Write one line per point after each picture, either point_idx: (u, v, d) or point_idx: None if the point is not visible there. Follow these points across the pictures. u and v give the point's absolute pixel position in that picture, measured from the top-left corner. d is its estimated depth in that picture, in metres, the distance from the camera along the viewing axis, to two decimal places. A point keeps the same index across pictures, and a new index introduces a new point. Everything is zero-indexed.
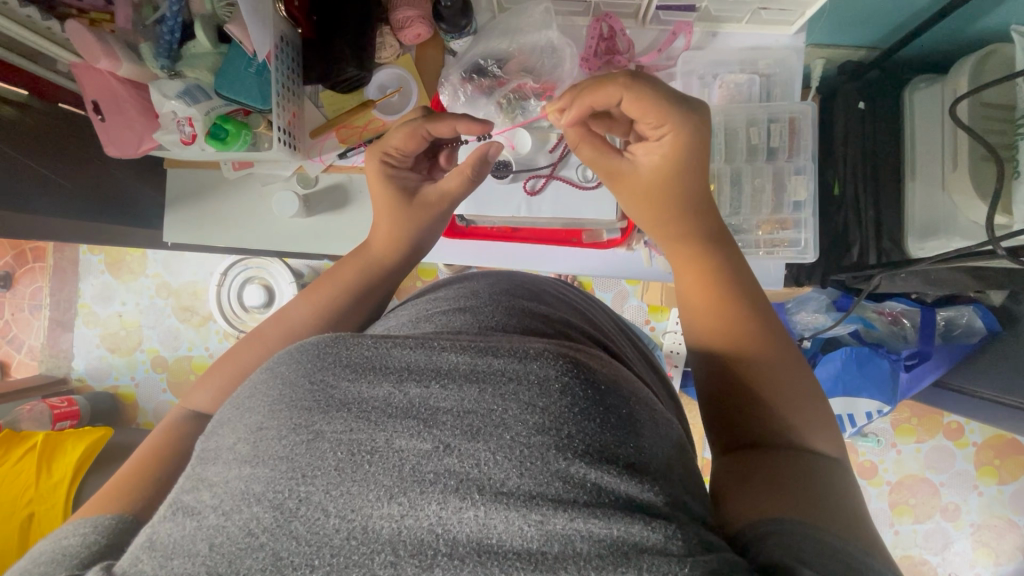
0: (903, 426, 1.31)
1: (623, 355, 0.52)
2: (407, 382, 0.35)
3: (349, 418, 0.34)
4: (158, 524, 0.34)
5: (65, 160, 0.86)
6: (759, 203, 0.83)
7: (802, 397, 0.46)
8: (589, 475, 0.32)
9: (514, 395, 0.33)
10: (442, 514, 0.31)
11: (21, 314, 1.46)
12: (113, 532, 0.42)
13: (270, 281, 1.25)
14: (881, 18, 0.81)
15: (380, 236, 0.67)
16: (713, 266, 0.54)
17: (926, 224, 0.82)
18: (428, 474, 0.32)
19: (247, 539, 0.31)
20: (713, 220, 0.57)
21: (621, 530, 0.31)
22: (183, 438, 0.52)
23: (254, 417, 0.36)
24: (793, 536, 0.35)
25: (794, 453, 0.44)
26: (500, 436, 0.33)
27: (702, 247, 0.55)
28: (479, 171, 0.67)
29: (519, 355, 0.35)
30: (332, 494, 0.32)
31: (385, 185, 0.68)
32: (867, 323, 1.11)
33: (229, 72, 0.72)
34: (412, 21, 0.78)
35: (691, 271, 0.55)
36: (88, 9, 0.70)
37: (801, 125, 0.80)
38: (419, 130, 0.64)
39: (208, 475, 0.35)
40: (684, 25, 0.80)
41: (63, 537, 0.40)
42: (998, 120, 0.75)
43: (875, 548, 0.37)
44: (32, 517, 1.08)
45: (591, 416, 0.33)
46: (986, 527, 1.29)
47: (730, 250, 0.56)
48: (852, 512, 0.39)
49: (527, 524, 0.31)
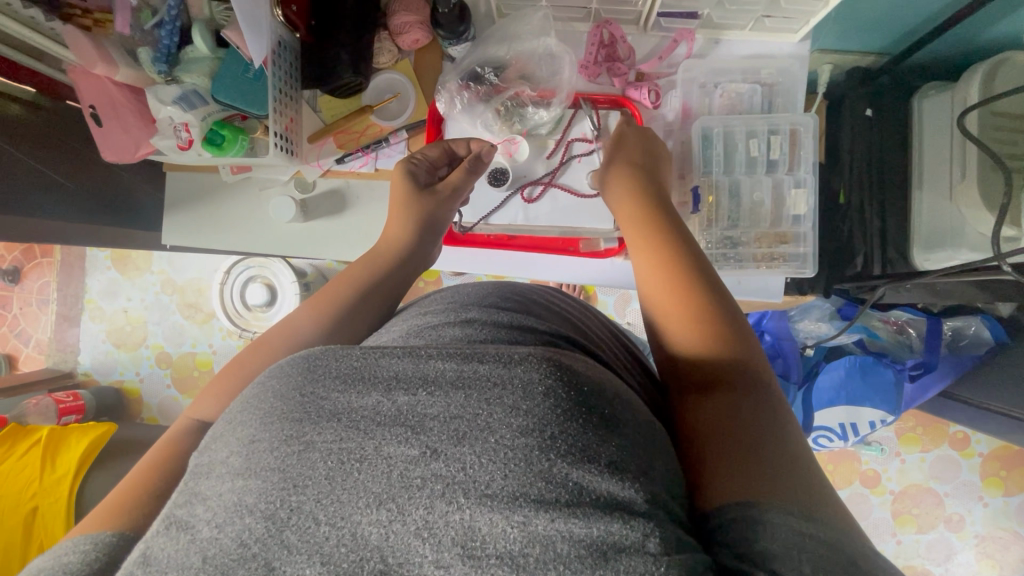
0: (907, 435, 1.29)
1: (619, 368, 0.51)
2: (395, 392, 0.35)
3: (339, 428, 0.34)
4: (151, 539, 0.34)
5: (66, 159, 0.86)
6: (759, 214, 0.82)
7: (767, 376, 0.47)
8: (571, 474, 0.32)
9: (499, 400, 0.33)
10: (429, 519, 0.31)
11: (28, 309, 1.48)
12: (113, 549, 0.40)
13: (273, 279, 1.25)
14: (888, 24, 0.80)
15: (387, 236, 0.70)
16: (677, 265, 0.55)
17: (933, 235, 0.80)
18: (415, 479, 0.32)
19: (240, 550, 0.31)
20: (676, 221, 0.61)
21: (601, 529, 0.31)
22: (181, 450, 0.50)
23: (247, 430, 0.35)
24: (772, 525, 0.34)
25: (765, 417, 0.42)
26: (485, 440, 0.32)
27: (666, 251, 0.57)
28: (474, 168, 0.75)
29: (504, 360, 0.35)
30: (322, 503, 0.31)
31: (398, 172, 0.73)
32: (872, 332, 1.09)
33: (226, 78, 0.72)
34: (411, 27, 0.78)
35: (658, 272, 0.55)
36: (93, 9, 0.69)
37: (802, 137, 0.79)
38: (443, 142, 0.77)
39: (203, 489, 0.35)
40: (685, 32, 0.80)
41: (63, 554, 0.39)
42: (1009, 130, 0.72)
43: (851, 526, 0.36)
44: (35, 511, 1.09)
45: (574, 417, 0.33)
46: (990, 539, 1.28)
47: (693, 249, 0.57)
48: (830, 495, 0.38)
49: (510, 526, 0.30)
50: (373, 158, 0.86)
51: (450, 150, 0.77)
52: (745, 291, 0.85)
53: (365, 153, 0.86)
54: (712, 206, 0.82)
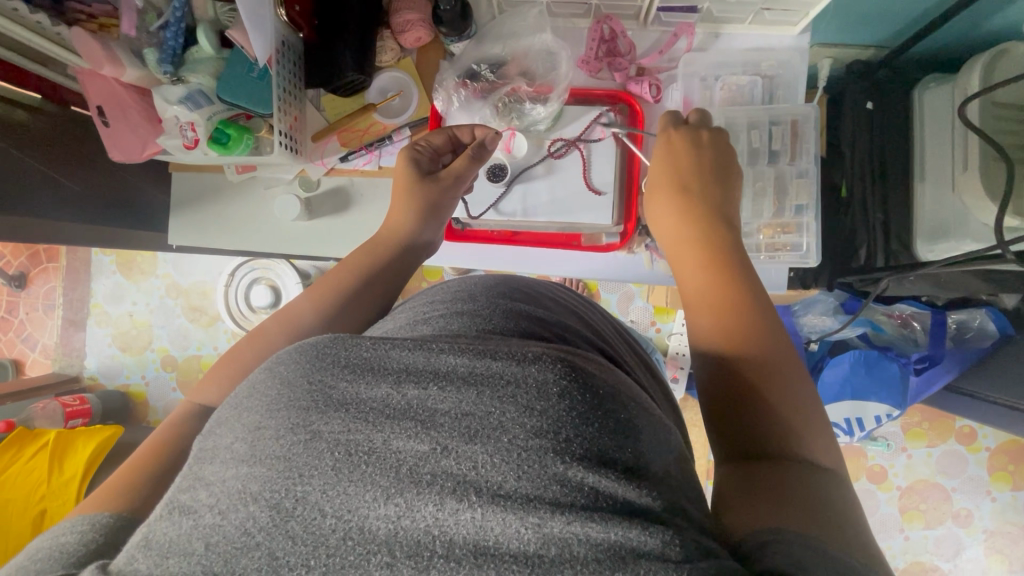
0: (913, 430, 1.29)
1: (624, 362, 0.51)
2: (406, 384, 0.35)
3: (347, 419, 0.34)
4: (154, 524, 0.34)
5: (71, 163, 0.87)
6: (762, 206, 0.81)
7: (793, 383, 0.48)
8: (586, 478, 0.32)
9: (512, 398, 0.33)
10: (439, 516, 0.31)
11: (35, 314, 1.49)
12: (111, 531, 0.41)
13: (277, 281, 1.26)
14: (887, 17, 0.81)
15: (389, 220, 0.71)
16: (721, 269, 0.57)
17: (936, 226, 0.80)
18: (425, 475, 0.32)
19: (243, 539, 0.31)
20: (731, 237, 0.60)
21: (618, 534, 0.31)
22: (183, 437, 0.51)
23: (253, 417, 0.36)
24: (788, 542, 0.34)
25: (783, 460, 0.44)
26: (498, 439, 0.32)
27: (711, 254, 0.58)
28: (477, 155, 0.73)
29: (518, 358, 0.35)
30: (328, 495, 0.31)
31: (401, 161, 0.73)
32: (876, 326, 1.09)
33: (231, 77, 0.74)
34: (413, 25, 0.79)
35: (702, 269, 0.58)
36: (98, 15, 0.70)
37: (803, 129, 0.79)
38: (448, 129, 0.76)
39: (206, 474, 0.35)
40: (685, 27, 0.81)
41: (60, 535, 0.39)
42: (1009, 121, 0.72)
43: (864, 552, 0.36)
44: (43, 512, 1.12)
45: (590, 421, 0.33)
46: (998, 534, 1.27)
47: (741, 262, 0.58)
48: (842, 516, 0.39)
49: (524, 527, 0.30)
50: (376, 155, 0.87)
51: (455, 137, 0.76)
52: None
53: (368, 152, 0.86)
54: None
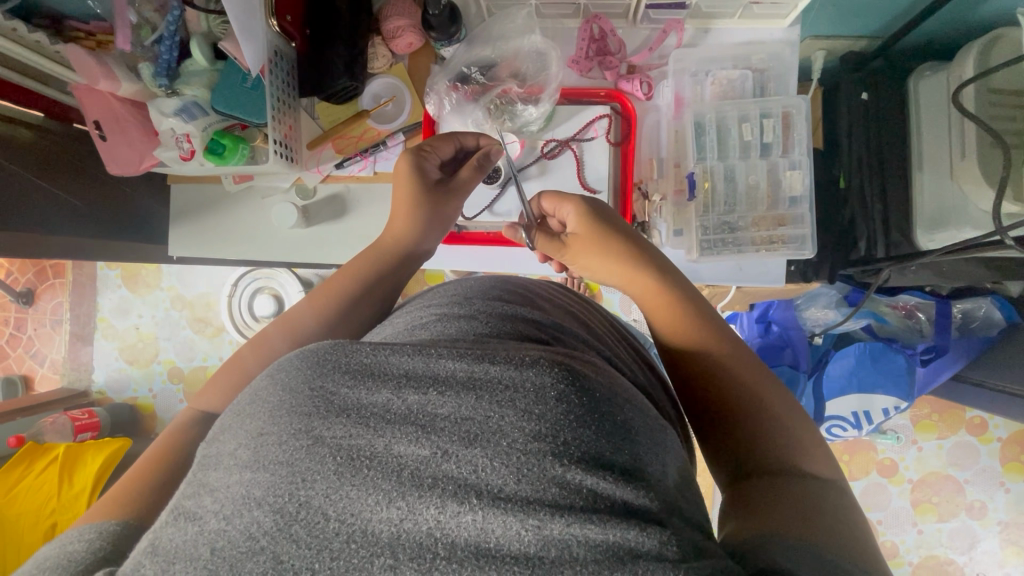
0: (923, 422, 1.28)
1: (621, 362, 0.51)
2: (406, 390, 0.35)
3: (348, 424, 0.34)
4: (159, 530, 0.34)
5: (72, 179, 0.88)
6: (756, 198, 0.82)
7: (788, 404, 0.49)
8: (585, 480, 0.32)
9: (511, 402, 0.34)
10: (441, 519, 0.31)
11: (42, 329, 1.50)
12: (118, 538, 0.41)
13: (280, 290, 1.27)
14: (876, 6, 0.81)
15: (393, 227, 0.70)
16: (683, 309, 0.55)
17: (936, 214, 0.79)
18: (427, 478, 0.32)
19: (248, 543, 0.31)
20: (671, 272, 0.59)
21: (616, 535, 0.31)
22: (187, 446, 0.52)
23: (255, 423, 0.36)
24: (800, 550, 0.34)
25: (785, 468, 0.44)
26: (497, 443, 0.32)
27: (669, 293, 0.57)
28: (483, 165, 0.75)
29: (516, 362, 0.35)
30: (331, 498, 0.31)
31: (408, 170, 0.71)
32: (880, 317, 1.08)
33: (226, 87, 0.75)
34: (404, 31, 0.80)
35: (665, 309, 0.56)
36: (96, 32, 0.72)
37: (795, 120, 0.79)
38: (454, 136, 0.75)
39: (210, 480, 0.35)
40: (675, 23, 0.82)
41: (69, 542, 0.39)
42: (1006, 106, 0.72)
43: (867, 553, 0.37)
44: (55, 525, 1.14)
45: (588, 424, 0.34)
46: (1014, 525, 1.25)
47: (693, 295, 0.57)
48: (844, 518, 0.39)
49: (524, 529, 0.30)
50: (371, 161, 0.88)
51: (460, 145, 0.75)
52: (747, 276, 0.85)
53: (363, 157, 0.87)
54: (707, 191, 0.82)
